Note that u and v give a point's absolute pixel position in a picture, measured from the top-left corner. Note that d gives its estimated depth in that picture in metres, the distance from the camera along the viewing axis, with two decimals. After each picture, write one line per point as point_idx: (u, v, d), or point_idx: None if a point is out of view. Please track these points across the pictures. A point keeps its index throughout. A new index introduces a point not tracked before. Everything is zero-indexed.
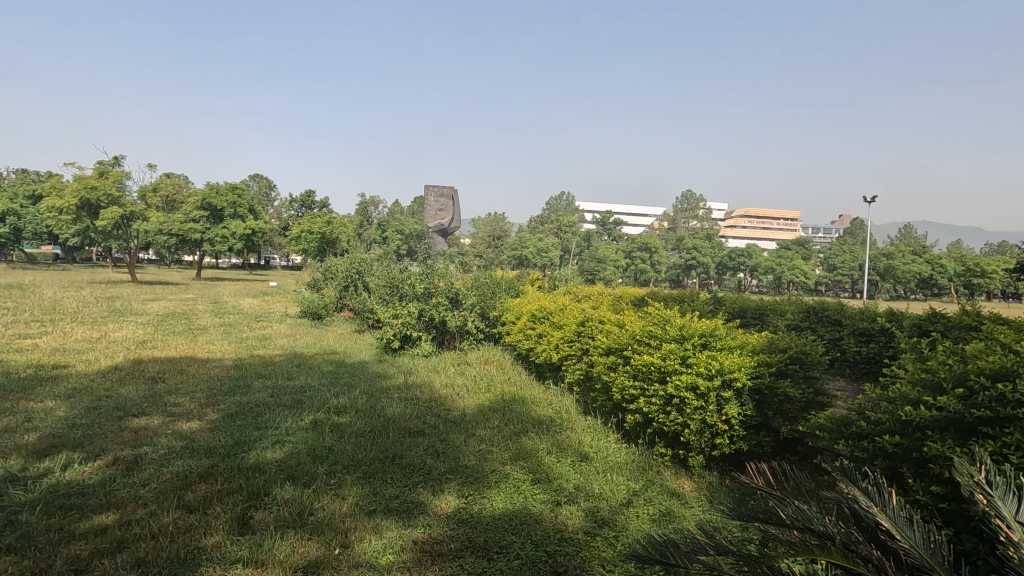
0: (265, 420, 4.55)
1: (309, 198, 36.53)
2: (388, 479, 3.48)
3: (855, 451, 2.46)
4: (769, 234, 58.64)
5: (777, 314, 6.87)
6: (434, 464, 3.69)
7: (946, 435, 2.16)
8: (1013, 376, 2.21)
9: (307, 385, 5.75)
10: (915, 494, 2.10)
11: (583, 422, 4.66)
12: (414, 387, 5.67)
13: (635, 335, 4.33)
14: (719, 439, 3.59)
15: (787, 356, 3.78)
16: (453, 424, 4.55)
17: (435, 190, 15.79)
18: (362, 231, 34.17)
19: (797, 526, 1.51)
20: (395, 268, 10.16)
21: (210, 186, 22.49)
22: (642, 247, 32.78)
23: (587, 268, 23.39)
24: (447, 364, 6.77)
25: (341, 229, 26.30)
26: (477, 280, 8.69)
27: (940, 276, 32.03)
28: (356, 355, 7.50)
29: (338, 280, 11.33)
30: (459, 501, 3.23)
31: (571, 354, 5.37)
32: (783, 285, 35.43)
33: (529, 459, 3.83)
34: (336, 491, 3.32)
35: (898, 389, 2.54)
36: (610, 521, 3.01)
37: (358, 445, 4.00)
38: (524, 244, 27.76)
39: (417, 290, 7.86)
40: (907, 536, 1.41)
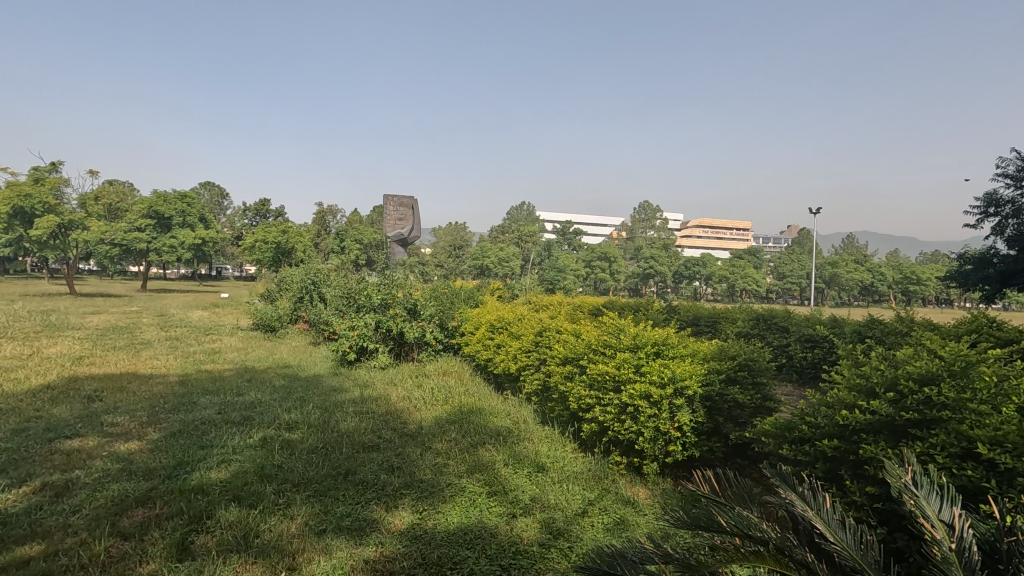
0: (211, 438, 4.36)
1: (263, 206, 35.56)
2: (341, 497, 3.38)
3: (798, 455, 2.54)
4: (723, 244, 60.62)
5: (729, 322, 7.08)
6: (389, 480, 3.61)
7: (879, 438, 2.26)
8: (938, 381, 2.36)
9: (258, 401, 5.55)
10: (851, 495, 2.19)
11: (541, 432, 4.67)
12: (369, 401, 5.55)
13: (591, 344, 4.39)
14: (672, 446, 3.64)
15: (736, 362, 3.90)
16: (409, 437, 4.48)
17: (394, 199, 15.53)
18: (319, 241, 33.45)
19: (736, 533, 1.54)
20: (352, 278, 9.97)
21: (158, 194, 21.63)
22: (601, 256, 33.28)
23: (547, 277, 23.59)
24: (404, 376, 6.66)
25: (297, 239, 25.65)
26: (436, 290, 8.62)
27: (881, 283, 33.80)
28: (310, 368, 7.30)
29: (292, 291, 11.01)
30: (413, 517, 3.17)
31: (529, 364, 5.38)
32: (737, 293, 36.60)
33: (486, 471, 3.80)
34: (285, 511, 3.20)
35: (836, 394, 2.63)
36: (565, 532, 3.01)
37: (310, 462, 3.88)
38: (485, 253, 27.72)
39: (374, 302, 7.73)
40: (840, 538, 1.46)
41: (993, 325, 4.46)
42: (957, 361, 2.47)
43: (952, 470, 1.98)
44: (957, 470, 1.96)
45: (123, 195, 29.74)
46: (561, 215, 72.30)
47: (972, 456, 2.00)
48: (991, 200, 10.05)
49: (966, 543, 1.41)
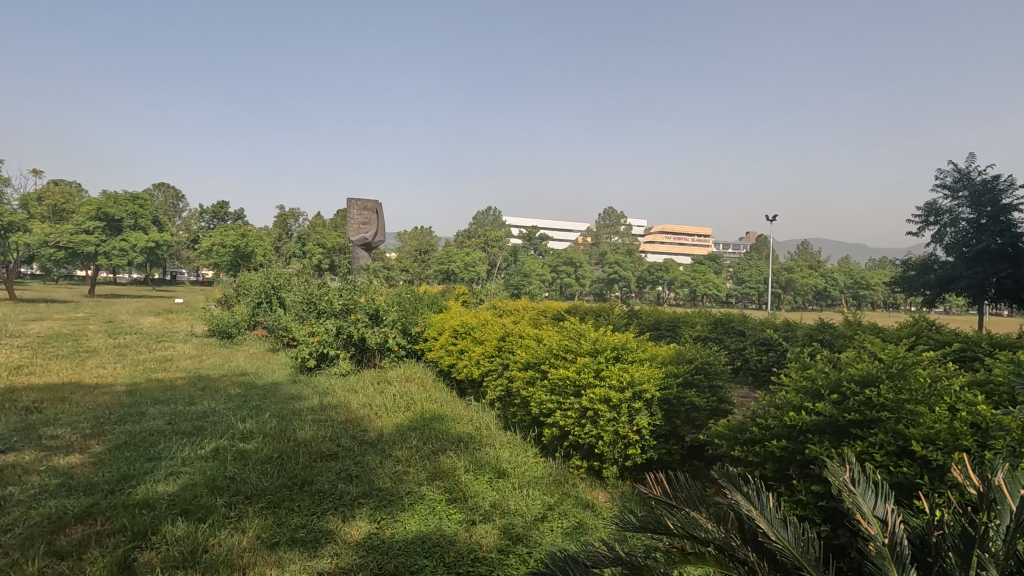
0: (159, 450, 4.18)
1: (221, 209, 34.60)
2: (295, 508, 3.29)
3: (748, 456, 2.61)
4: (684, 250, 62.15)
5: (688, 326, 7.24)
6: (346, 489, 3.54)
7: (824, 438, 2.35)
8: (877, 382, 2.47)
9: (211, 410, 5.35)
10: (798, 494, 2.26)
11: (503, 437, 4.65)
12: (329, 408, 5.44)
13: (552, 349, 4.42)
14: (631, 450, 3.69)
15: (692, 366, 3.99)
16: (369, 445, 4.41)
17: (358, 203, 15.27)
18: (280, 245, 32.70)
19: (682, 535, 1.58)
20: (312, 283, 9.76)
21: (107, 195, 20.78)
22: (566, 261, 33.58)
23: (513, 282, 23.67)
24: (366, 383, 6.55)
25: (256, 242, 25.01)
26: (399, 295, 8.52)
27: (834, 288, 35.22)
28: (268, 375, 7.10)
29: (250, 297, 10.71)
30: (371, 526, 3.12)
31: (492, 369, 5.38)
32: (698, 298, 37.52)
33: (446, 478, 3.77)
34: (236, 524, 3.10)
35: (784, 395, 2.71)
36: (524, 537, 3.01)
37: (264, 473, 3.77)
38: (451, 258, 27.57)
39: (335, 307, 7.60)
40: (781, 536, 1.50)
41: (933, 328, 4.71)
42: (895, 363, 2.59)
43: (888, 467, 2.08)
44: (894, 468, 2.05)
45: (69, 195, 28.33)
46: (528, 221, 72.73)
47: (907, 454, 2.10)
48: (931, 209, 10.63)
49: (898, 537, 1.47)
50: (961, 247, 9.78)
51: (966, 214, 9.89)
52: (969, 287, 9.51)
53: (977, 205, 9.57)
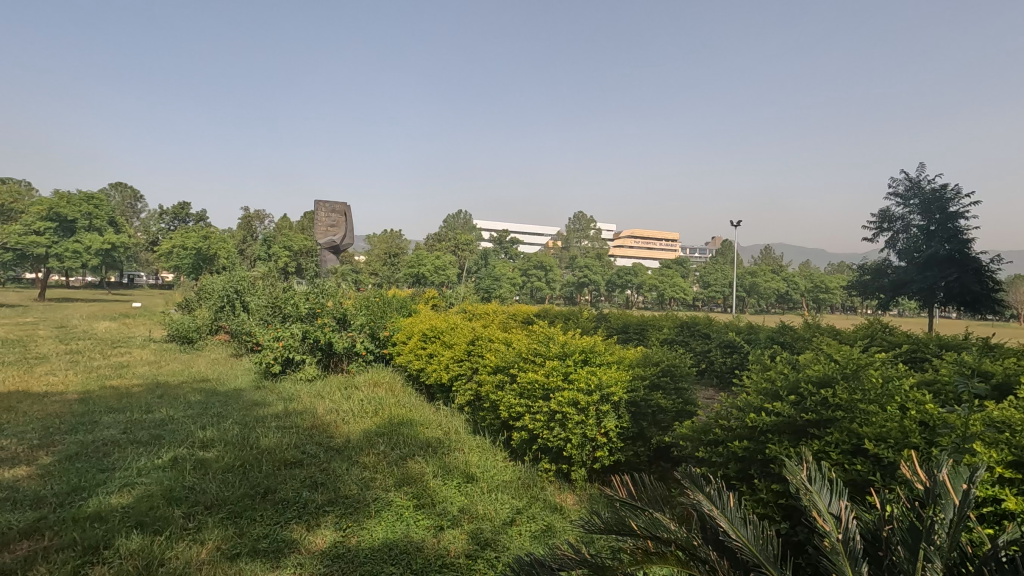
0: (113, 461, 4.01)
1: (182, 210, 33.58)
2: (257, 518, 3.21)
3: (712, 457, 2.67)
4: (652, 254, 63.24)
5: (656, 329, 7.35)
6: (311, 497, 3.47)
7: (783, 438, 2.42)
8: (833, 383, 2.56)
9: (169, 418, 5.17)
10: (759, 493, 2.32)
11: (472, 442, 4.63)
12: (293, 415, 5.31)
13: (521, 352, 4.43)
14: (599, 452, 3.72)
15: (659, 369, 4.06)
16: (335, 452, 4.33)
17: (326, 205, 15.02)
18: (245, 247, 31.92)
19: (645, 536, 1.60)
20: (278, 286, 9.54)
21: (59, 195, 19.94)
22: (537, 265, 33.72)
23: (483, 286, 23.62)
24: (333, 388, 6.43)
25: (219, 244, 24.33)
26: (367, 299, 8.40)
27: (795, 291, 36.32)
28: (230, 381, 6.89)
29: (212, 301, 10.40)
30: (336, 535, 3.06)
31: (461, 373, 5.35)
32: (666, 302, 38.15)
33: (414, 484, 3.73)
34: (194, 536, 2.99)
35: (745, 397, 2.78)
36: (492, 542, 3.00)
37: (225, 483, 3.66)
38: (421, 261, 27.35)
39: (301, 311, 7.45)
40: (741, 534, 1.54)
41: (886, 330, 4.90)
42: (850, 364, 2.69)
43: (844, 465, 2.15)
44: (849, 466, 2.13)
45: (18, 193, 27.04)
46: (498, 225, 72.79)
47: (861, 452, 2.18)
48: (885, 216, 11.08)
49: (851, 533, 1.52)
50: (912, 253, 10.22)
51: (917, 220, 10.35)
52: (920, 291, 9.93)
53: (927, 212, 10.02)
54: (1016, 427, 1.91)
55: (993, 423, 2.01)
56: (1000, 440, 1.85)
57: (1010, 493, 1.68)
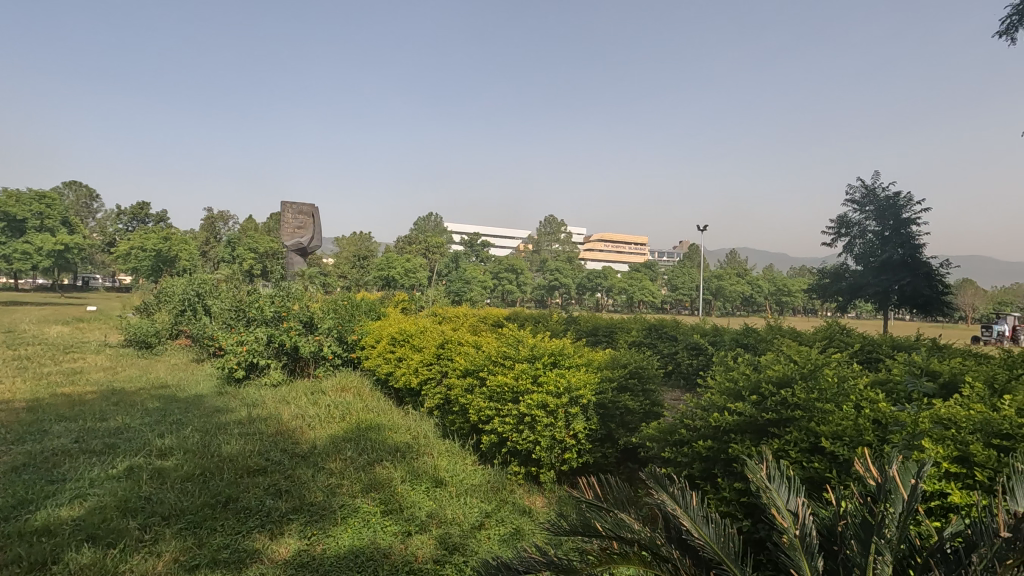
0: (63, 471, 3.84)
1: (141, 210, 32.48)
2: (218, 528, 3.11)
3: (677, 457, 2.71)
4: (621, 258, 64.09)
5: (624, 331, 7.45)
6: (275, 505, 3.39)
7: (745, 437, 2.48)
8: (791, 383, 2.64)
9: (126, 426, 4.97)
10: (722, 492, 2.37)
11: (441, 446, 4.60)
12: (257, 421, 5.18)
13: (490, 355, 4.43)
14: (567, 454, 3.74)
15: (627, 371, 4.11)
16: (301, 458, 4.24)
17: (292, 206, 14.72)
18: (208, 249, 31.07)
19: (610, 536, 1.61)
20: (242, 289, 9.29)
21: (7, 193, 19.03)
22: (508, 268, 33.77)
23: (454, 289, 23.52)
24: (298, 393, 6.29)
25: (180, 246, 23.59)
26: (335, 302, 8.26)
27: (759, 294, 37.32)
28: (191, 387, 6.68)
29: (172, 304, 10.07)
30: (300, 543, 2.99)
31: (430, 377, 5.31)
32: (635, 304, 38.68)
33: (382, 489, 3.68)
34: (151, 548, 2.89)
35: (709, 397, 2.84)
36: (460, 546, 2.98)
37: (184, 492, 3.54)
38: (391, 264, 27.05)
39: (266, 315, 7.28)
40: (703, 532, 1.57)
41: (843, 332, 5.08)
42: (808, 365, 2.78)
43: (802, 462, 2.22)
44: (807, 464, 2.20)
45: None
46: (470, 227, 72.63)
47: (818, 450, 2.25)
48: (842, 222, 11.50)
49: (807, 529, 1.57)
50: (868, 257, 10.62)
51: (872, 226, 10.76)
52: (875, 294, 10.32)
53: (882, 218, 10.43)
54: (961, 423, 2.00)
55: (940, 420, 2.10)
56: (946, 435, 1.94)
57: (955, 486, 1.76)
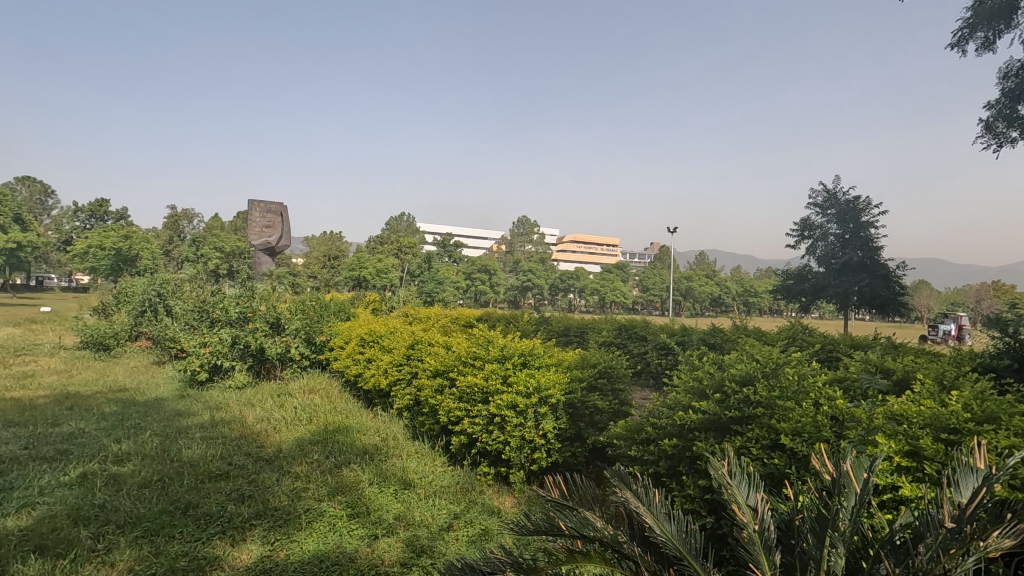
0: (10, 479, 3.66)
1: (99, 207, 31.28)
2: (176, 535, 3.01)
3: (644, 455, 2.74)
4: (593, 260, 64.81)
5: (595, 332, 7.51)
6: (236, 510, 3.30)
7: (709, 435, 2.51)
8: (753, 381, 2.69)
9: (80, 431, 4.78)
10: (687, 489, 2.41)
11: (410, 447, 4.55)
12: (220, 424, 5.04)
13: (460, 356, 4.40)
14: (537, 454, 3.75)
15: (596, 370, 4.15)
16: (265, 462, 4.13)
17: (260, 205, 14.38)
18: (171, 249, 30.17)
19: (574, 536, 1.62)
20: (206, 289, 9.04)
21: None
22: (481, 268, 33.66)
23: (427, 290, 23.33)
24: (264, 396, 6.14)
25: (142, 245, 22.82)
26: (303, 303, 8.10)
27: (727, 295, 38.12)
28: (151, 390, 6.46)
29: (132, 305, 9.73)
30: (263, 549, 2.92)
31: (400, 378, 5.25)
32: (607, 305, 39.03)
33: (349, 492, 3.62)
34: (104, 557, 2.78)
35: (675, 396, 2.88)
36: (428, 549, 2.96)
37: (141, 499, 3.42)
38: (362, 264, 26.67)
39: (230, 315, 7.10)
40: (666, 529, 1.58)
41: (805, 331, 5.22)
42: (770, 364, 2.85)
43: (763, 459, 2.27)
44: (768, 460, 2.25)
45: None
46: (443, 228, 72.25)
47: (779, 446, 2.31)
48: (805, 225, 11.86)
49: (766, 524, 1.59)
50: (830, 259, 10.97)
51: (833, 229, 11.12)
52: (836, 294, 10.66)
53: (843, 221, 10.81)
54: (913, 419, 2.07)
55: (894, 416, 2.17)
56: (898, 430, 2.00)
57: (906, 480, 1.83)
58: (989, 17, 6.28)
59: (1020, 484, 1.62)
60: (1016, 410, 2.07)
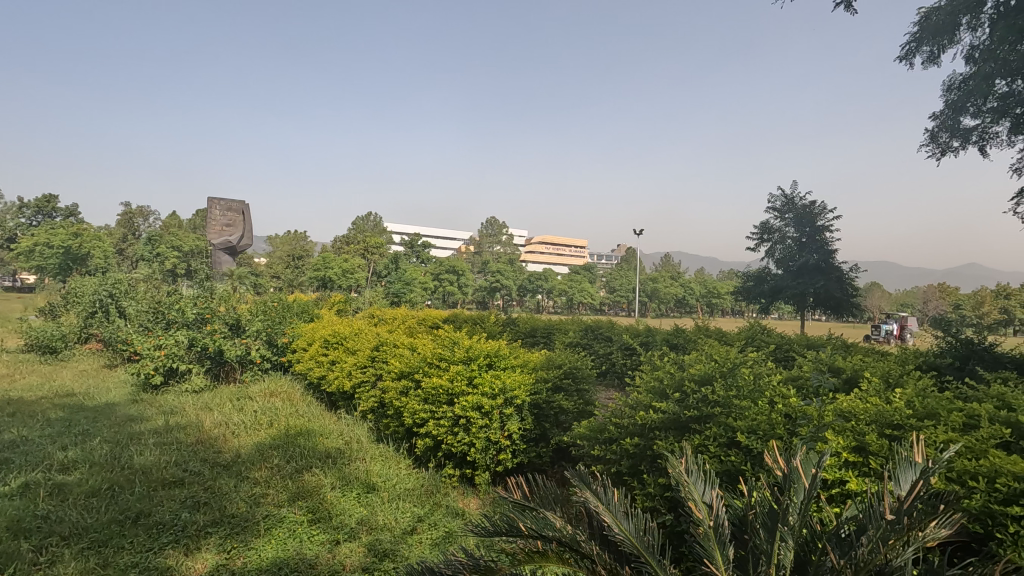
0: None
1: (47, 203, 29.87)
2: (126, 546, 2.89)
3: (607, 455, 2.78)
4: (560, 261, 65.44)
5: (562, 332, 7.58)
6: (191, 518, 3.19)
7: (669, 434, 2.56)
8: (711, 381, 2.77)
9: (23, 439, 4.54)
10: (648, 487, 2.45)
11: (374, 450, 4.50)
12: (175, 430, 4.86)
13: (425, 357, 4.37)
14: (502, 455, 3.76)
15: (561, 371, 4.19)
16: (223, 468, 4.01)
17: (220, 203, 13.93)
18: (125, 247, 29.02)
19: (534, 537, 1.62)
20: (161, 289, 8.72)
21: None
22: (448, 269, 33.47)
23: (394, 290, 23.08)
24: (222, 399, 5.96)
25: (93, 243, 21.86)
26: (264, 303, 7.90)
27: (691, 296, 39.01)
28: (102, 395, 6.19)
29: (82, 305, 9.30)
30: (219, 557, 2.84)
31: (364, 381, 5.17)
32: (575, 305, 39.39)
33: (310, 497, 3.55)
34: (46, 572, 2.65)
35: (637, 396, 2.93)
36: (391, 553, 2.92)
37: (89, 509, 3.27)
38: (327, 264, 26.23)
39: (187, 317, 6.87)
40: (623, 527, 1.60)
41: (763, 332, 5.38)
42: (727, 364, 2.93)
43: (720, 457, 2.33)
44: (724, 458, 2.31)
45: None
46: (410, 228, 71.64)
47: (735, 444, 2.37)
48: (764, 228, 12.23)
49: (720, 520, 1.63)
50: (788, 261, 11.34)
51: (791, 233, 11.50)
52: (794, 296, 11.01)
53: (800, 224, 11.22)
54: (860, 415, 2.16)
55: (842, 413, 2.26)
56: (847, 427, 2.08)
57: (852, 474, 1.91)
58: (933, 32, 6.62)
59: (955, 476, 1.71)
60: (955, 406, 2.18)
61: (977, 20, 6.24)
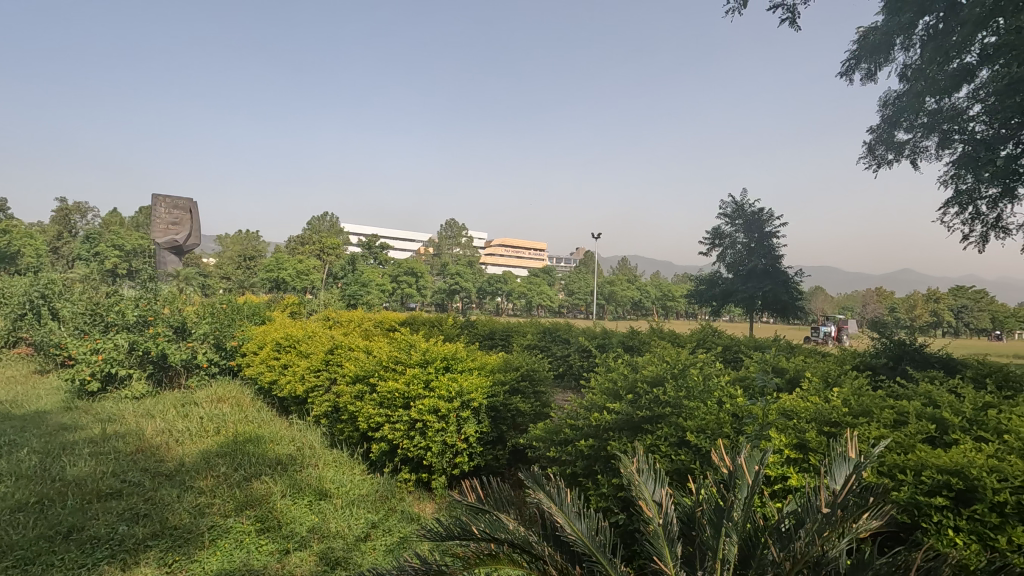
0: None
1: None
2: (56, 562, 2.72)
3: (562, 456, 2.80)
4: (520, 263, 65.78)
5: (520, 335, 7.60)
6: (129, 531, 3.03)
7: (622, 434, 2.60)
8: (663, 382, 2.83)
9: None
10: (602, 488, 2.48)
11: (328, 455, 4.39)
12: (113, 438, 4.61)
13: (381, 360, 4.30)
14: (459, 458, 3.72)
15: (518, 373, 4.20)
16: (165, 478, 3.83)
17: (166, 201, 13.31)
18: (60, 246, 27.35)
19: (488, 539, 1.62)
20: (100, 290, 8.26)
21: None
22: (407, 271, 33.06)
23: (351, 292, 22.66)
24: (165, 406, 5.69)
25: (24, 241, 20.51)
26: (212, 305, 7.59)
27: (647, 299, 39.89)
28: (31, 403, 5.80)
29: (10, 308, 8.70)
30: (158, 572, 2.71)
31: (318, 385, 5.05)
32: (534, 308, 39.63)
33: (258, 506, 3.43)
34: None
35: (592, 397, 2.97)
36: (343, 560, 2.86)
37: (14, 525, 3.06)
38: (281, 266, 25.47)
39: (128, 320, 6.53)
40: (576, 527, 1.62)
41: (714, 333, 5.56)
42: (678, 365, 3.01)
43: (671, 456, 2.39)
44: (674, 457, 2.37)
45: None
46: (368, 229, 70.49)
47: (686, 443, 2.43)
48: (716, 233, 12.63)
49: (668, 517, 1.67)
50: (738, 266, 11.76)
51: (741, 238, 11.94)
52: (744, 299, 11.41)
53: (750, 230, 11.71)
54: (801, 414, 2.26)
55: (784, 412, 2.35)
56: (788, 425, 2.17)
57: (794, 470, 1.99)
58: (871, 50, 7.00)
59: (885, 469, 1.81)
60: (887, 404, 2.31)
61: (909, 41, 6.63)
